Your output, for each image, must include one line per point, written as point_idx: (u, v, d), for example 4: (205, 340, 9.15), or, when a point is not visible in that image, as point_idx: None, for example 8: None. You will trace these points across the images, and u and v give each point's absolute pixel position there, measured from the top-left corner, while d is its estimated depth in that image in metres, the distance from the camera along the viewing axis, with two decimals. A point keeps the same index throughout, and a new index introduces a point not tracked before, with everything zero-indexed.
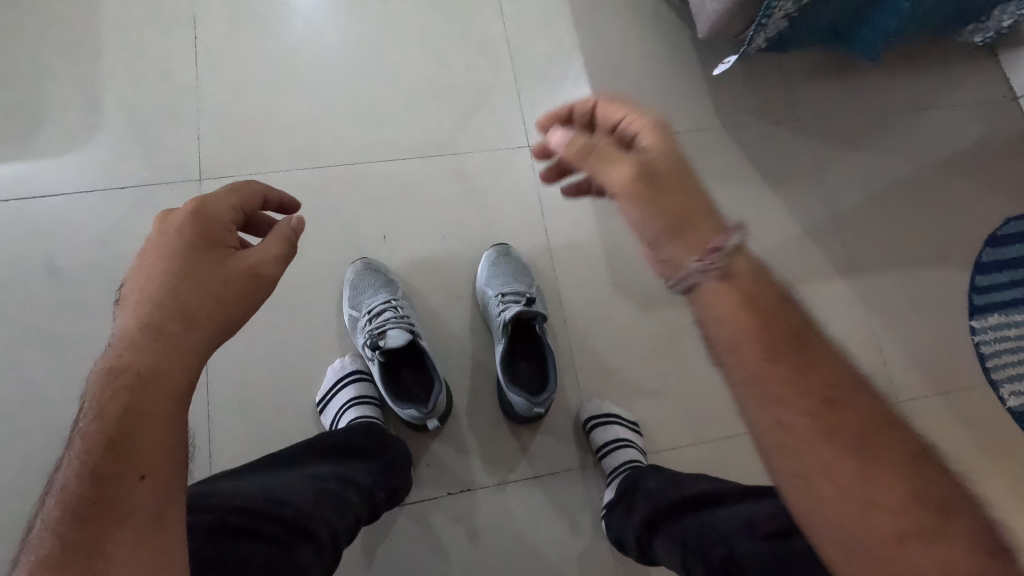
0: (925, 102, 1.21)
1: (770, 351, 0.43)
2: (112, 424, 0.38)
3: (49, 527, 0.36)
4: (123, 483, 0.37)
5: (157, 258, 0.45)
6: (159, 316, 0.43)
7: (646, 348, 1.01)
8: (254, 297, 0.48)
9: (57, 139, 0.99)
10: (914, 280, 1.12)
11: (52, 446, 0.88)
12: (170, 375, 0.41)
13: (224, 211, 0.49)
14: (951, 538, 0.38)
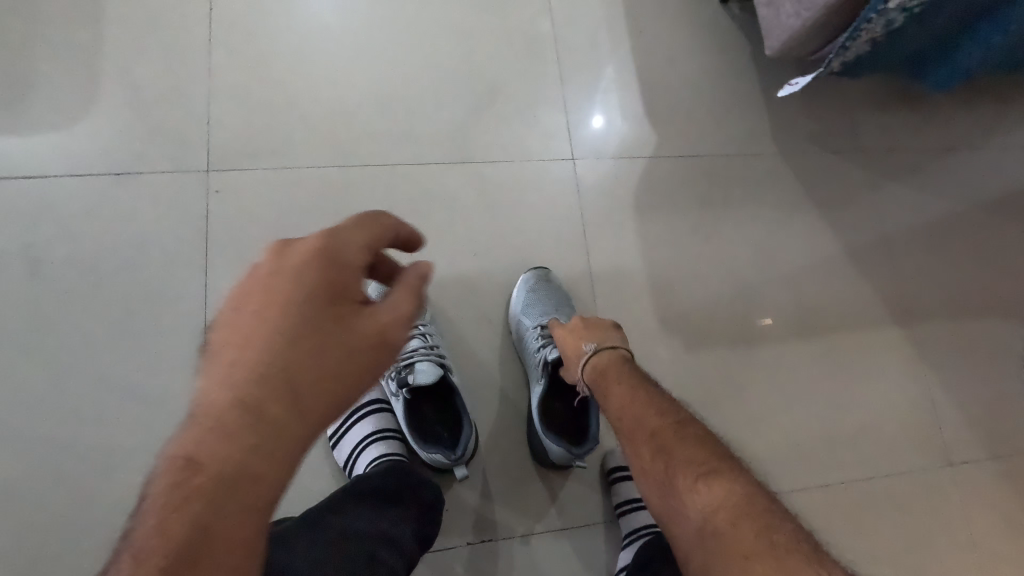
0: (991, 142, 1.13)
1: (620, 403, 0.62)
2: (180, 544, 0.33)
3: None
4: None
5: (274, 311, 0.39)
6: (260, 398, 0.37)
7: (686, 390, 0.94)
8: (371, 375, 0.42)
9: (49, 113, 0.87)
10: (972, 333, 1.04)
11: (19, 466, 0.76)
12: (261, 481, 0.36)
13: (359, 254, 0.42)
14: (739, 504, 0.47)
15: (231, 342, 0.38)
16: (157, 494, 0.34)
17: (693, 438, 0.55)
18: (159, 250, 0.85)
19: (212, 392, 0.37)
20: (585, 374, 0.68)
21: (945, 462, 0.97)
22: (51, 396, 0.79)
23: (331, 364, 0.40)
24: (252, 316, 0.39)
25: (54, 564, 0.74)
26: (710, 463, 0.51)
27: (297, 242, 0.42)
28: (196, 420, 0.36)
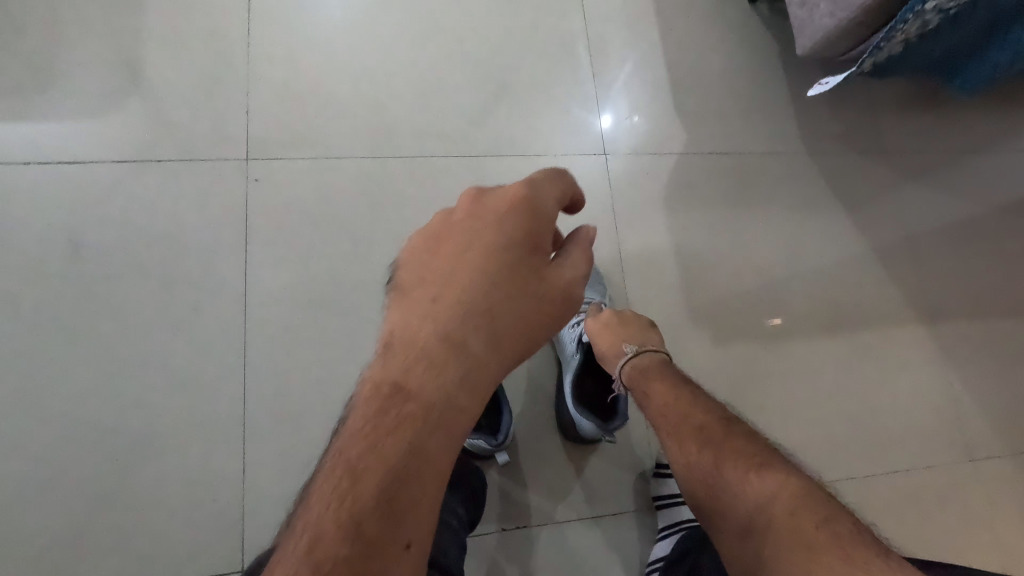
0: (1013, 144, 1.14)
1: (666, 399, 0.61)
2: (394, 463, 0.32)
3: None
4: (390, 554, 0.30)
5: (475, 252, 0.41)
6: (466, 333, 0.38)
7: (713, 384, 0.95)
8: (552, 327, 0.43)
9: (91, 100, 0.88)
10: (992, 332, 1.06)
11: (63, 446, 0.77)
12: (462, 413, 0.35)
13: (553, 210, 0.43)
14: (797, 492, 0.46)
15: (432, 279, 0.40)
16: (364, 415, 0.34)
17: (739, 436, 0.54)
18: (199, 236, 0.86)
19: (418, 320, 0.38)
20: (624, 374, 0.69)
21: (967, 459, 0.98)
22: (93, 377, 0.80)
23: (522, 310, 0.41)
24: (452, 257, 0.41)
25: (98, 542, 0.75)
26: (762, 456, 0.51)
27: (492, 194, 0.44)
28: (402, 346, 0.37)
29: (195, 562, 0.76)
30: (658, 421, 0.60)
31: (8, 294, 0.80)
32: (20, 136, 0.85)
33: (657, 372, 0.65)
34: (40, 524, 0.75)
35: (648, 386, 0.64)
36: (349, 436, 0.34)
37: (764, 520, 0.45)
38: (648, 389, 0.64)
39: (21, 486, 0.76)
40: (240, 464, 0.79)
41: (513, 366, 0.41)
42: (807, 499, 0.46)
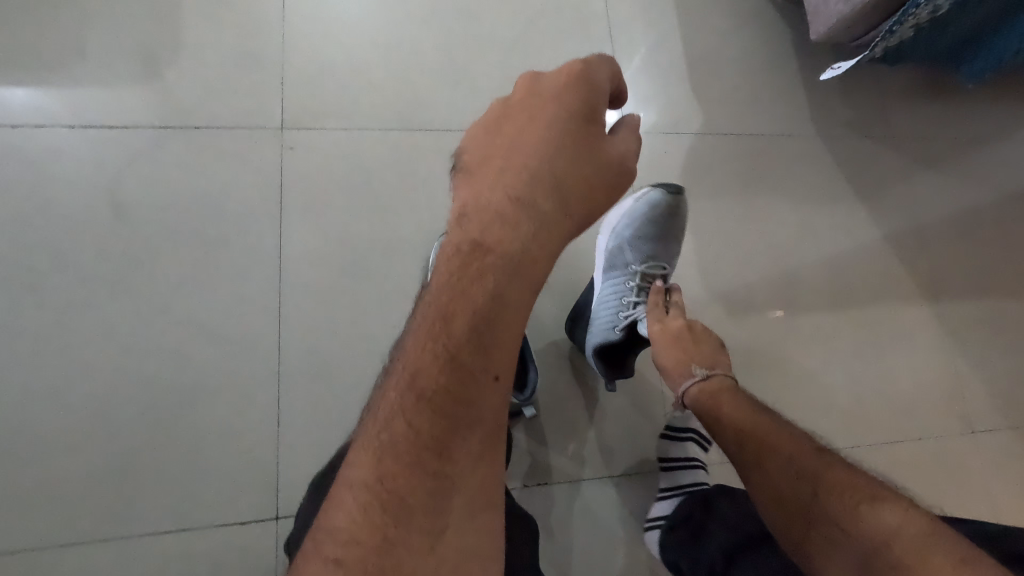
0: (1017, 132, 1.18)
1: (750, 435, 0.61)
2: (479, 307, 0.38)
3: (399, 405, 0.37)
4: (481, 379, 0.37)
5: (535, 131, 0.46)
6: (531, 199, 0.43)
7: (726, 353, 0.99)
8: (607, 198, 0.48)
9: (133, 67, 0.91)
10: (994, 311, 1.10)
11: (106, 395, 0.81)
12: (536, 265, 0.41)
13: (601, 88, 0.48)
14: (912, 524, 0.47)
15: (496, 158, 0.46)
16: (449, 272, 0.40)
17: (837, 464, 0.56)
18: (236, 200, 0.89)
19: (489, 192, 0.44)
20: (693, 395, 0.70)
21: (968, 431, 1.02)
22: (136, 331, 0.83)
23: (578, 181, 0.46)
24: (513, 138, 0.47)
25: (140, 487, 0.78)
26: (869, 490, 0.52)
27: (544, 79, 0.49)
28: (476, 213, 0.43)
29: (232, 507, 0.79)
30: (744, 460, 0.61)
31: (54, 250, 0.84)
32: (65, 100, 0.88)
33: (736, 404, 0.66)
34: (85, 468, 0.78)
35: (725, 417, 0.65)
36: (438, 290, 0.40)
37: (886, 552, 0.46)
38: (725, 420, 0.65)
39: (67, 431, 0.79)
40: (275, 416, 0.83)
41: (575, 232, 0.46)
42: (934, 532, 0.47)
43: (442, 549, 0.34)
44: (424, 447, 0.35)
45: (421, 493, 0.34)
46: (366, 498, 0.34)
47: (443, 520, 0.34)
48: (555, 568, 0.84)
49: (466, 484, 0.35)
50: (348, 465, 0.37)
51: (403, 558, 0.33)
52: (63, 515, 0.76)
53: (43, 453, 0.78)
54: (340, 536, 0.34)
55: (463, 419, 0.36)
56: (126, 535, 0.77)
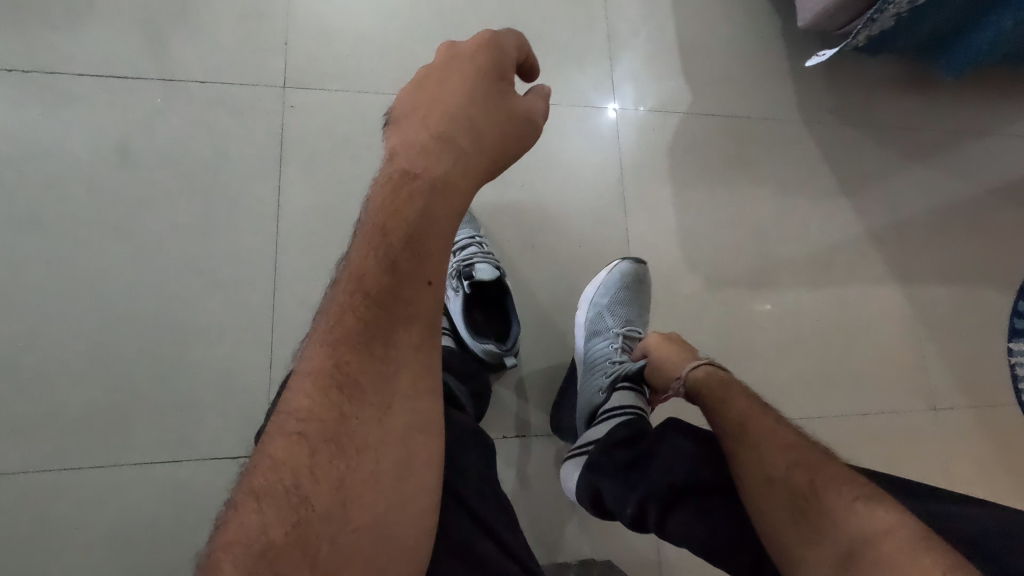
0: (992, 128, 1.23)
1: (751, 421, 0.60)
2: (410, 224, 0.45)
3: (345, 307, 0.44)
4: (416, 284, 0.44)
5: (453, 84, 0.51)
6: (451, 136, 0.49)
7: (703, 323, 1.04)
8: (525, 140, 0.53)
9: (142, 22, 0.94)
10: (962, 297, 1.14)
11: (105, 332, 0.84)
12: (460, 189, 0.47)
13: (512, 52, 0.53)
14: (906, 530, 0.49)
15: (422, 104, 0.51)
16: (383, 196, 0.46)
17: (831, 458, 0.57)
18: (238, 155, 0.92)
19: (414, 135, 0.49)
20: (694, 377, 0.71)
21: (930, 407, 1.07)
22: (135, 273, 0.87)
23: (496, 122, 0.50)
24: (436, 88, 0.51)
25: (133, 421, 0.82)
26: (866, 491, 0.53)
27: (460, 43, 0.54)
28: (403, 152, 0.48)
29: (223, 444, 0.83)
30: (739, 437, 0.59)
31: (59, 192, 0.87)
32: (73, 50, 0.91)
33: (741, 393, 0.65)
34: (83, 400, 0.82)
35: (730, 403, 0.64)
36: (374, 211, 0.46)
37: (880, 547, 0.48)
38: (727, 403, 0.64)
39: (67, 365, 0.82)
40: (267, 359, 0.86)
41: (497, 168, 0.51)
42: (926, 536, 0.49)
43: (388, 421, 0.42)
44: (369, 338, 0.43)
45: (369, 378, 0.43)
46: (321, 384, 0.42)
47: (388, 400, 0.43)
48: (528, 515, 0.88)
49: (406, 371, 0.44)
50: (302, 359, 0.44)
51: (355, 427, 0.42)
52: (60, 443, 0.80)
53: (42, 384, 0.81)
54: (301, 413, 0.42)
55: (401, 316, 0.44)
56: (120, 465, 0.80)
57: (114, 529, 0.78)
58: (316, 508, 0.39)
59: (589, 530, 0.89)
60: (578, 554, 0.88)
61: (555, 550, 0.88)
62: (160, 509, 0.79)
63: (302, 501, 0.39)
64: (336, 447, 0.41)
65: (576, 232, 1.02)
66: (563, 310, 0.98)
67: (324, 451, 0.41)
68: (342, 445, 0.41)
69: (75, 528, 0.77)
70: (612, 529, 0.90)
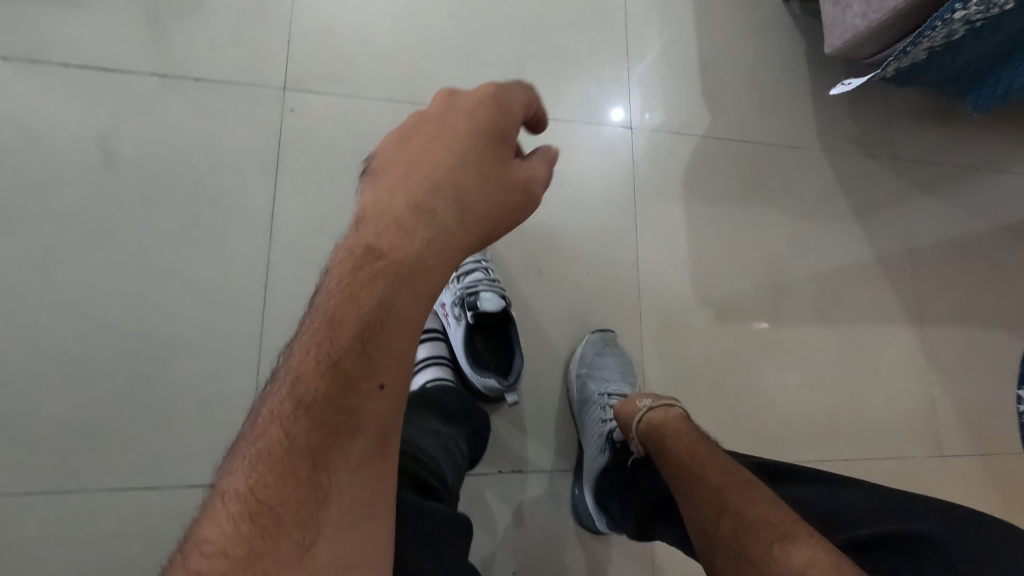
0: (1012, 166, 1.20)
1: (687, 462, 0.56)
2: (364, 317, 0.37)
3: (277, 416, 0.36)
4: (364, 389, 0.36)
5: (443, 140, 0.43)
6: (430, 207, 0.41)
7: (712, 358, 0.99)
8: (518, 215, 0.45)
9: (135, 9, 0.88)
10: (975, 340, 1.11)
11: (80, 344, 0.79)
12: (430, 274, 0.39)
13: (519, 110, 0.45)
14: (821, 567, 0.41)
15: (404, 162, 0.43)
16: (339, 278, 0.39)
17: (760, 497, 0.49)
18: (232, 159, 0.87)
19: (388, 196, 0.41)
20: (640, 430, 0.66)
21: (936, 453, 1.04)
22: (115, 283, 0.81)
23: (488, 190, 0.43)
24: (425, 142, 0.44)
25: (107, 443, 0.76)
26: (787, 524, 0.45)
27: (462, 94, 0.46)
28: (372, 218, 0.40)
29: (201, 469, 0.78)
30: (678, 481, 0.55)
31: (36, 191, 0.81)
32: (56, 37, 0.85)
33: (680, 434, 0.61)
34: (53, 417, 0.76)
35: (671, 445, 0.60)
36: (327, 295, 0.39)
37: None
38: (667, 446, 0.60)
39: (37, 379, 0.77)
40: (254, 380, 0.81)
41: (482, 244, 0.44)
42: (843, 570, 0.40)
43: (311, 562, 0.32)
44: (300, 455, 0.35)
45: (293, 505, 0.34)
46: (237, 508, 0.34)
47: (315, 532, 0.33)
48: (524, 555, 0.84)
49: (343, 495, 0.34)
50: (224, 476, 0.36)
51: (266, 570, 0.32)
52: (26, 463, 0.74)
53: (9, 398, 0.76)
54: (207, 546, 0.33)
55: (340, 429, 0.35)
56: (92, 487, 0.75)
57: (80, 559, 0.73)
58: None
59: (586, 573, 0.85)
60: None
61: None
62: (130, 539, 0.74)
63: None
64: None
65: (585, 256, 0.98)
66: (568, 339, 0.94)
67: None
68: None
69: (38, 556, 0.72)
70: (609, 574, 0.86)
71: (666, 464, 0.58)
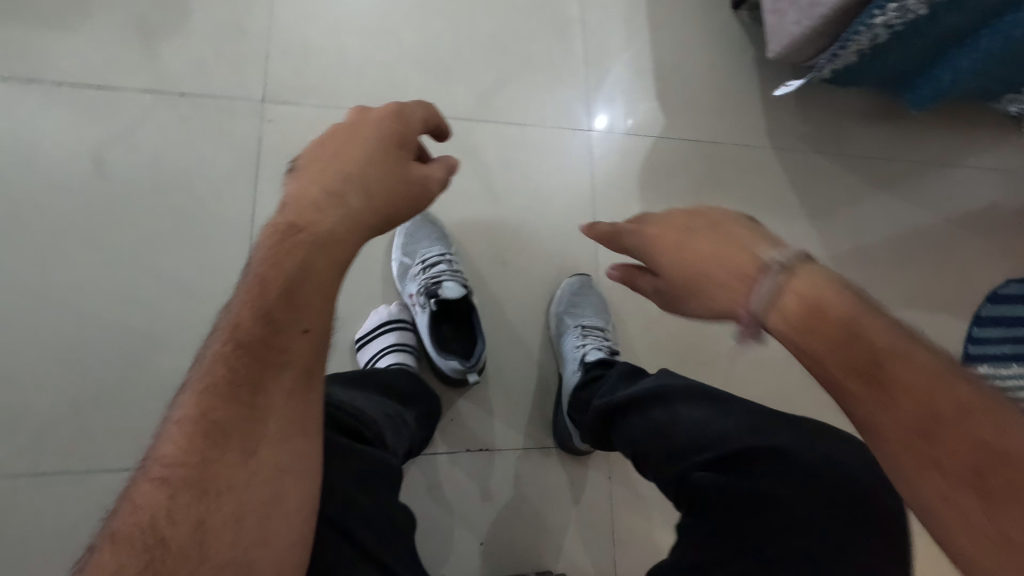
0: (951, 160, 1.28)
1: (897, 392, 0.37)
2: (289, 275, 0.44)
3: (219, 355, 0.43)
4: (291, 332, 0.43)
5: (354, 143, 0.51)
6: (342, 193, 0.48)
7: (667, 343, 1.06)
8: (419, 205, 0.52)
9: (125, 31, 0.96)
10: (919, 324, 1.18)
11: (73, 338, 0.85)
12: (343, 242, 0.46)
13: (418, 123, 0.54)
14: None
15: (322, 160, 0.50)
16: (268, 247, 0.45)
17: None
18: (214, 166, 0.94)
19: (308, 187, 0.48)
20: (771, 310, 0.43)
21: None
22: (106, 281, 0.88)
23: (391, 182, 0.50)
24: (340, 146, 0.51)
25: (99, 428, 0.83)
26: None
27: (372, 109, 0.54)
28: (295, 203, 0.47)
29: None
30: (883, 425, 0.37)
31: (32, 198, 0.88)
32: (50, 57, 0.92)
33: (856, 324, 0.39)
34: (51, 407, 0.82)
35: (845, 344, 0.39)
36: (258, 261, 0.45)
37: None
38: (841, 344, 0.39)
39: (34, 370, 0.83)
40: None
41: (386, 228, 0.50)
42: None
43: (255, 464, 0.40)
44: (240, 384, 0.41)
45: (235, 424, 0.40)
46: (187, 428, 0.40)
47: (256, 442, 0.40)
48: (489, 528, 0.90)
49: (278, 415, 0.42)
50: (173, 405, 0.42)
51: (218, 471, 0.39)
52: (23, 447, 0.80)
53: (7, 388, 0.82)
54: (164, 459, 0.39)
55: (273, 364, 0.42)
56: (88, 470, 0.81)
57: (72, 536, 0.78)
58: (169, 554, 0.36)
59: (548, 545, 0.91)
60: (537, 567, 0.90)
61: (513, 563, 0.89)
62: None
63: (158, 546, 0.36)
64: (197, 490, 0.38)
65: (546, 250, 1.05)
66: (531, 328, 1.00)
67: (185, 494, 0.38)
68: (203, 488, 0.38)
69: (36, 533, 0.78)
70: (570, 545, 0.92)
71: (853, 386, 0.39)
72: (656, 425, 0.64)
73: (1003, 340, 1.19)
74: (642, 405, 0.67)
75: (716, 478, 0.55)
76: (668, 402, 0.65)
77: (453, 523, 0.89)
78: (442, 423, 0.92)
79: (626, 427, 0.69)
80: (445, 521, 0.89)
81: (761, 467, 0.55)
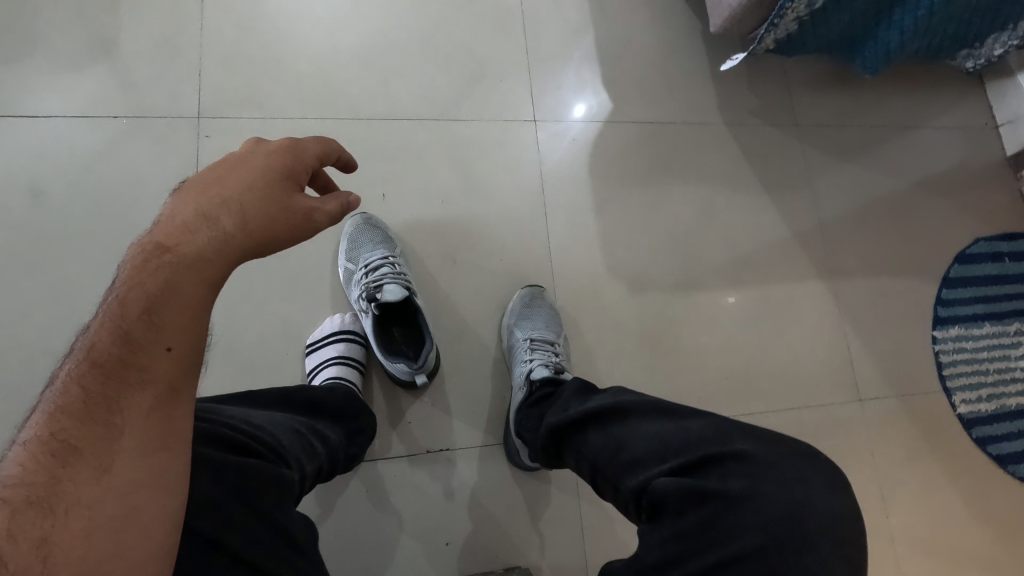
0: (909, 121, 1.26)
1: None
2: (151, 293, 0.42)
3: (73, 376, 0.40)
4: (153, 350, 0.41)
5: (237, 171, 0.50)
6: (214, 215, 0.46)
7: (628, 329, 1.06)
8: (301, 234, 0.51)
9: (55, 60, 0.95)
10: (886, 289, 1.17)
11: (22, 367, 0.85)
12: (212, 263, 0.45)
13: (312, 160, 0.54)
14: None
15: (203, 181, 0.48)
16: (131, 268, 0.43)
17: None
18: (156, 187, 0.94)
19: (177, 208, 0.46)
20: None
21: (855, 399, 1.10)
22: (52, 309, 0.87)
23: (269, 210, 0.49)
24: (222, 173, 0.49)
25: None
26: None
27: (266, 141, 0.54)
28: (162, 223, 0.45)
29: None
30: None
31: None
32: None
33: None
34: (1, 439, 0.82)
35: None
36: (121, 282, 0.43)
37: None
38: None
39: None
40: None
41: (262, 252, 0.48)
42: None
43: (107, 481, 0.38)
44: (95, 403, 0.40)
45: (89, 442, 0.39)
46: (35, 448, 0.38)
47: (111, 458, 0.39)
48: (455, 528, 0.90)
49: (137, 432, 0.40)
50: (20, 429, 0.39)
51: (68, 488, 0.37)
52: None
53: None
54: (5, 480, 0.37)
55: (132, 383, 0.41)
56: None
57: None
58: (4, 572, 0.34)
59: (515, 541, 0.91)
60: (507, 563, 0.90)
61: (483, 560, 0.89)
62: None
63: None
64: (43, 508, 0.36)
65: (498, 243, 1.04)
66: (486, 324, 1.00)
67: (26, 513, 0.36)
68: (52, 505, 0.37)
69: None
70: (539, 539, 0.91)
71: None
72: (614, 440, 0.65)
73: (974, 299, 1.17)
74: (603, 421, 0.68)
75: (680, 483, 0.55)
76: (631, 421, 0.66)
77: (413, 523, 0.88)
78: (398, 425, 0.92)
79: (583, 444, 0.69)
80: (405, 522, 0.88)
81: (727, 470, 0.55)
